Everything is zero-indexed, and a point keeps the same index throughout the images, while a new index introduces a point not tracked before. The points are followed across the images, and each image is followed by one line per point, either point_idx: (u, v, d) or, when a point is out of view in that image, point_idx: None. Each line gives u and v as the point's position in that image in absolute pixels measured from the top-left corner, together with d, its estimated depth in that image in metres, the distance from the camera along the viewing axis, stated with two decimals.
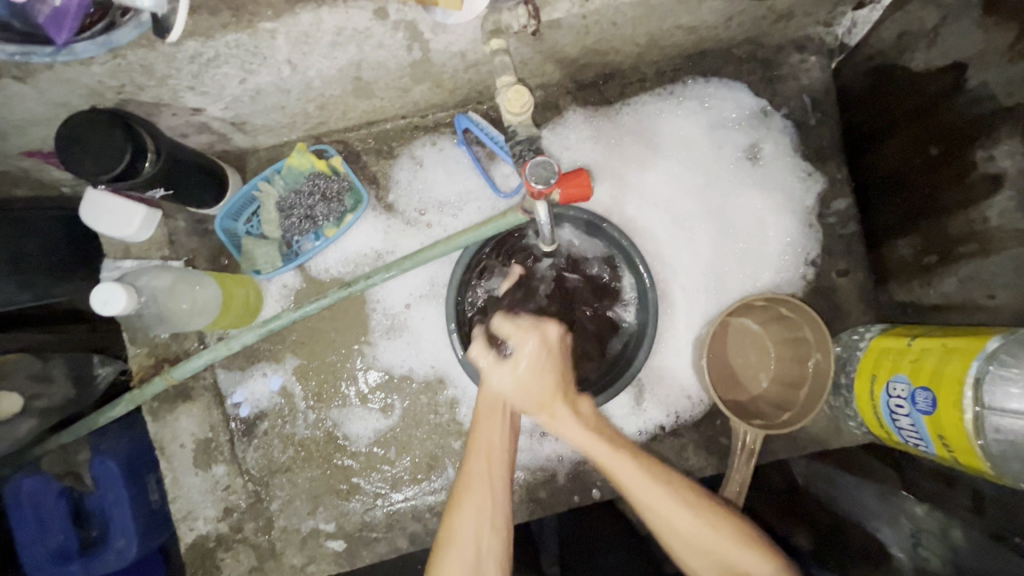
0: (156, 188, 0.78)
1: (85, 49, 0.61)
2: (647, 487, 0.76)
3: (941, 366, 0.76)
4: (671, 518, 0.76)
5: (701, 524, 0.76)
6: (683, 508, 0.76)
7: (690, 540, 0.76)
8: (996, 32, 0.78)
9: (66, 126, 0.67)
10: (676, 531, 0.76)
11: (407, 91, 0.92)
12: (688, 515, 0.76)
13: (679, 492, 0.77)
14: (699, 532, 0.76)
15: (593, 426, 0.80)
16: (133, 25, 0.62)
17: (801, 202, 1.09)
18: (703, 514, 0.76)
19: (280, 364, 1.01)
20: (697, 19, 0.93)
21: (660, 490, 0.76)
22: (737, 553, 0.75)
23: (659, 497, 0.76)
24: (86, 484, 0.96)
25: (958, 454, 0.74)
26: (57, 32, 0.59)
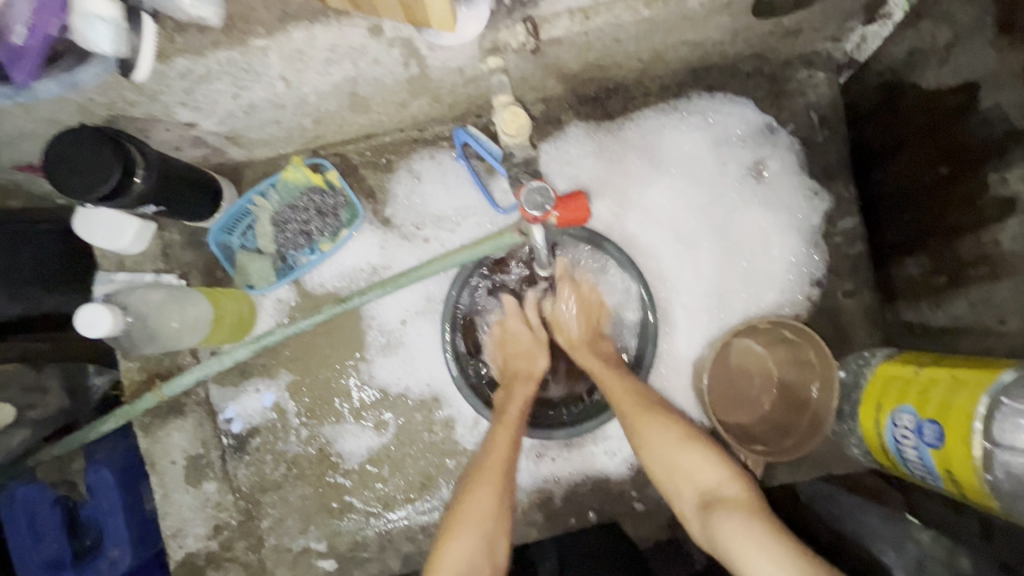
0: (147, 204, 0.77)
1: (49, 87, 0.64)
2: (626, 395, 0.87)
3: (948, 398, 0.74)
4: (639, 421, 0.84)
5: (665, 427, 0.83)
6: (652, 413, 0.84)
7: (660, 454, 0.81)
8: (1009, 53, 0.75)
9: (53, 145, 0.66)
10: (645, 443, 0.83)
11: (405, 106, 0.91)
12: (656, 417, 0.84)
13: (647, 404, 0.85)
14: (659, 442, 0.82)
15: (603, 357, 0.94)
16: (99, 63, 0.63)
17: (807, 221, 1.07)
18: (659, 416, 0.84)
19: (273, 380, 1.00)
20: (702, 34, 0.91)
21: (633, 394, 0.87)
22: (687, 459, 0.80)
23: (635, 406, 0.86)
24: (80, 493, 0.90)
25: (966, 489, 0.71)
26: (17, 71, 0.58)
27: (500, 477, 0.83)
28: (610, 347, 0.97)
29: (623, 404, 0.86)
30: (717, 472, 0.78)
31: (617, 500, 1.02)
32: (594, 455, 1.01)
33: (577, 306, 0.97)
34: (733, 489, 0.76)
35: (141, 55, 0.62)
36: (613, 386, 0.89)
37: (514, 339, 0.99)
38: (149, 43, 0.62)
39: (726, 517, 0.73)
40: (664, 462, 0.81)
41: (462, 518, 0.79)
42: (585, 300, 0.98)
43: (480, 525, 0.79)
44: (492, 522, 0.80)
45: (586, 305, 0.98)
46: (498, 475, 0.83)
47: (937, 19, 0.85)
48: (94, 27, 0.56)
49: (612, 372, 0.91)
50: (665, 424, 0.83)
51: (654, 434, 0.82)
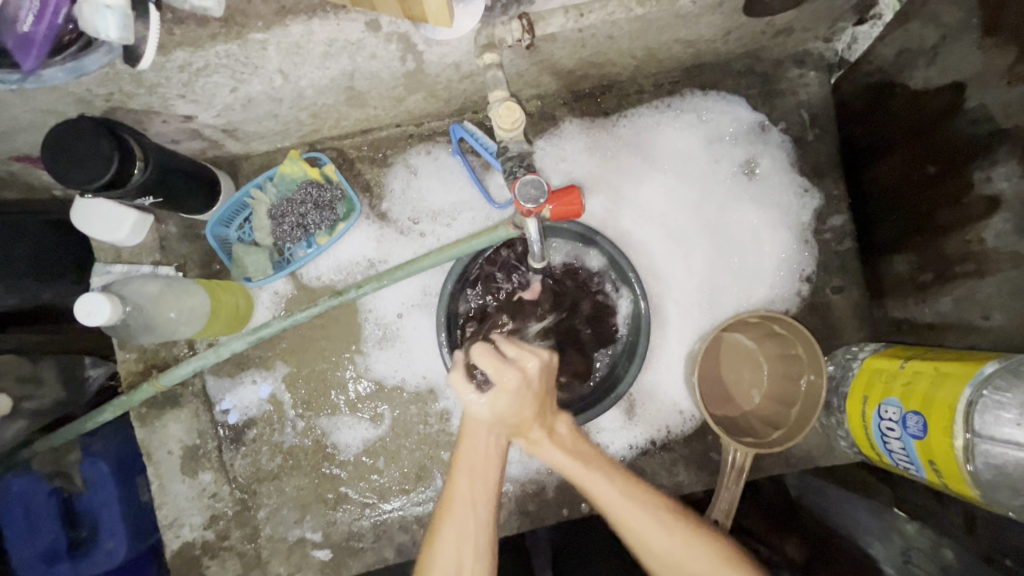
0: (145, 195, 0.77)
1: (54, 75, 0.63)
2: (621, 501, 0.76)
3: (933, 391, 0.75)
4: (637, 532, 0.75)
5: (683, 546, 0.75)
6: (654, 517, 0.76)
7: (677, 567, 0.75)
8: (994, 54, 0.77)
9: (51, 135, 0.66)
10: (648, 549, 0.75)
11: (401, 101, 0.92)
12: (661, 522, 0.75)
13: (648, 509, 0.76)
14: (679, 551, 0.75)
15: (573, 450, 0.79)
16: (104, 51, 0.63)
17: (798, 218, 1.09)
18: (675, 528, 0.76)
19: (270, 372, 1.01)
20: (695, 33, 0.92)
21: (636, 503, 0.76)
22: (715, 571, 0.75)
23: (637, 515, 0.76)
24: (77, 484, 0.95)
25: (948, 479, 0.73)
26: (25, 57, 0.58)
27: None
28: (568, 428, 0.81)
29: (622, 518, 0.76)
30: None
31: None
32: None
33: (516, 391, 0.74)
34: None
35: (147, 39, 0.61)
36: (609, 499, 0.76)
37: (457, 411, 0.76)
38: (155, 31, 0.62)
39: None
40: (686, 574, 0.75)
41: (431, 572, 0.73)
42: (529, 387, 0.75)
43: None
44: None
45: (523, 390, 0.74)
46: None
47: (924, 20, 0.87)
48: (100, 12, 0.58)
49: (601, 476, 0.77)
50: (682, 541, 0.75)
51: (665, 547, 0.75)
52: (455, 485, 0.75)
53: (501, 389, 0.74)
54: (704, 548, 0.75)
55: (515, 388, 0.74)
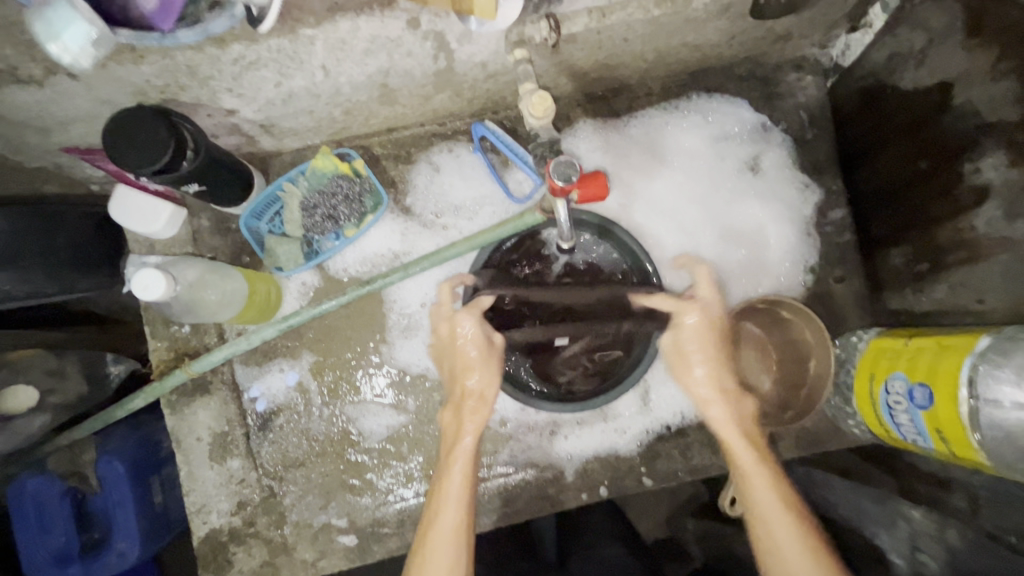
0: (188, 183, 0.81)
1: (188, 37, 0.64)
2: (768, 490, 0.86)
3: (936, 363, 0.80)
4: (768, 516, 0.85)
5: (801, 549, 0.82)
6: (788, 512, 0.85)
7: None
8: (978, 54, 0.85)
9: (112, 120, 0.70)
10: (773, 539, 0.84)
11: (428, 100, 0.97)
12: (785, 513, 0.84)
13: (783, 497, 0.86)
14: (783, 536, 0.84)
15: (748, 435, 0.92)
16: (227, 15, 0.65)
17: (800, 212, 1.14)
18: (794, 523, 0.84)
19: (296, 361, 1.03)
20: (702, 37, 0.99)
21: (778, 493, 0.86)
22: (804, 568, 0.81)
23: (780, 518, 0.84)
24: (92, 484, 1.01)
25: (954, 447, 0.77)
26: (163, 22, 0.62)
27: (459, 529, 0.82)
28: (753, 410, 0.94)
29: (759, 509, 0.86)
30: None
31: (628, 475, 1.06)
32: (604, 432, 1.06)
33: (700, 326, 0.97)
34: None
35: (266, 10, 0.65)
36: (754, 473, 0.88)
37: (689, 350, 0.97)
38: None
39: None
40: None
41: None
42: (715, 329, 0.98)
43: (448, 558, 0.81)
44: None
45: (711, 329, 0.97)
46: (450, 535, 0.81)
47: (913, 25, 0.95)
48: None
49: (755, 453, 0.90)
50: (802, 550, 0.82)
51: (785, 548, 0.83)
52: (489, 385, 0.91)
53: (696, 339, 0.96)
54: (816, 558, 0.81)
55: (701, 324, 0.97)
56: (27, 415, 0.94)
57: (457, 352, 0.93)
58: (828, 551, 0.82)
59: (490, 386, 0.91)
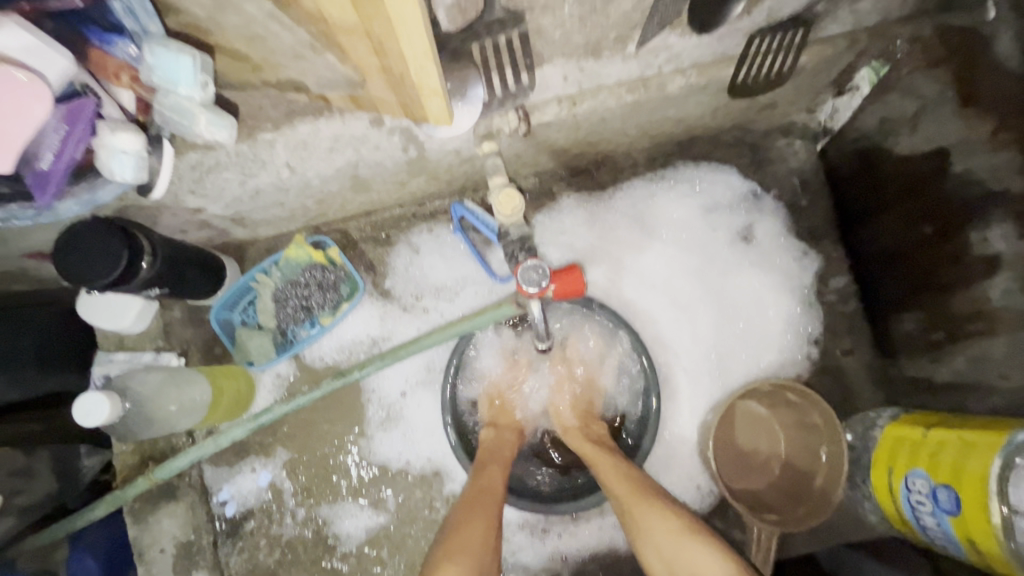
0: (151, 287, 0.78)
1: (69, 207, 0.62)
2: (623, 483, 0.82)
3: (960, 461, 0.72)
4: (636, 510, 0.78)
5: (652, 511, 0.77)
6: (631, 485, 0.81)
7: (654, 542, 0.75)
8: (974, 123, 0.81)
9: (63, 234, 0.68)
10: (645, 534, 0.76)
11: (403, 184, 0.95)
12: (650, 502, 0.78)
13: (645, 490, 0.80)
14: (653, 524, 0.76)
15: (595, 441, 0.91)
16: (115, 184, 0.62)
17: (799, 280, 1.08)
18: (660, 507, 0.78)
19: (269, 459, 0.97)
20: (684, 111, 0.95)
21: (633, 484, 0.81)
22: (691, 554, 0.72)
23: (626, 493, 0.81)
24: None
25: (990, 558, 0.69)
26: (41, 193, 0.57)
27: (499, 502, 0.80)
28: (603, 430, 0.95)
29: (624, 504, 0.80)
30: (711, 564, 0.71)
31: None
32: (601, 529, 0.97)
33: (564, 383, 1.00)
34: None
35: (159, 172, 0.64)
36: (607, 470, 0.85)
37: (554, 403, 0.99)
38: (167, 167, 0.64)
39: None
40: (665, 552, 0.74)
41: None
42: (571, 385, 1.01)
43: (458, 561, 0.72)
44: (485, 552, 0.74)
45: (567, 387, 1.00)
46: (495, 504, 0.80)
47: (903, 93, 0.91)
48: (115, 154, 0.58)
49: (605, 452, 0.88)
50: (675, 529, 0.75)
51: (661, 539, 0.75)
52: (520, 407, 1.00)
53: (558, 395, 0.99)
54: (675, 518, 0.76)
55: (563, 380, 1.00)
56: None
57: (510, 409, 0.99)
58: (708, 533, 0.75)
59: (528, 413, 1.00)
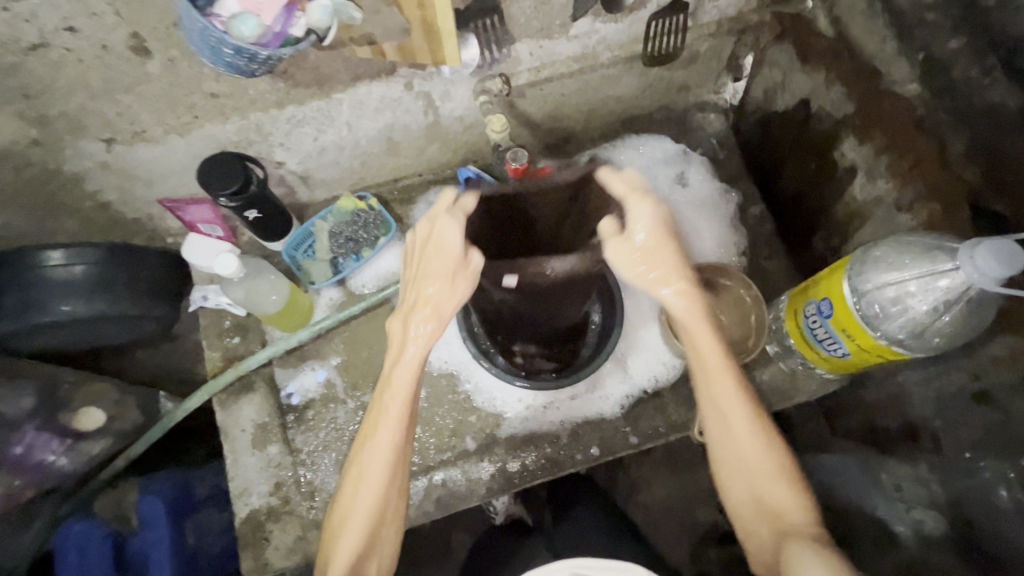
0: (251, 208, 1.10)
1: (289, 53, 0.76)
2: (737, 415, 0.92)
3: (829, 280, 1.01)
4: (744, 444, 0.92)
5: (763, 457, 0.92)
6: (749, 417, 0.92)
7: (747, 479, 0.93)
8: (814, 72, 1.19)
9: (204, 163, 1.01)
10: (744, 464, 0.93)
11: (423, 151, 1.31)
12: (756, 441, 0.92)
13: (758, 426, 0.92)
14: (749, 456, 0.92)
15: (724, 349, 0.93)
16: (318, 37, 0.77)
17: (725, 211, 1.42)
18: (764, 445, 0.92)
19: (325, 360, 1.24)
20: (620, 90, 1.34)
21: (749, 419, 0.92)
22: (772, 489, 0.91)
23: (741, 426, 0.92)
24: (136, 525, 1.41)
25: (859, 340, 0.96)
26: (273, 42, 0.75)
27: (397, 442, 0.88)
28: (689, 276, 0.87)
29: (726, 436, 0.94)
30: (796, 507, 0.89)
31: (615, 435, 1.20)
32: (591, 399, 1.21)
33: (649, 215, 0.84)
34: (804, 520, 0.88)
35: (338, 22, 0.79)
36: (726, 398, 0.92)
37: (632, 249, 0.84)
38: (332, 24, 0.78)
39: (800, 549, 0.82)
40: (749, 483, 0.93)
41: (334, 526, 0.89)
42: (667, 221, 0.86)
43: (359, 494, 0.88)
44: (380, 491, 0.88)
45: (663, 223, 0.85)
46: (392, 440, 0.87)
47: (770, 65, 1.31)
48: (319, 8, 0.76)
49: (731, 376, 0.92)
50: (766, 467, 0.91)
51: (753, 473, 0.92)
52: (444, 255, 0.83)
53: (648, 226, 0.84)
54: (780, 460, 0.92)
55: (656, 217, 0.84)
56: (90, 437, 1.27)
57: (439, 274, 0.83)
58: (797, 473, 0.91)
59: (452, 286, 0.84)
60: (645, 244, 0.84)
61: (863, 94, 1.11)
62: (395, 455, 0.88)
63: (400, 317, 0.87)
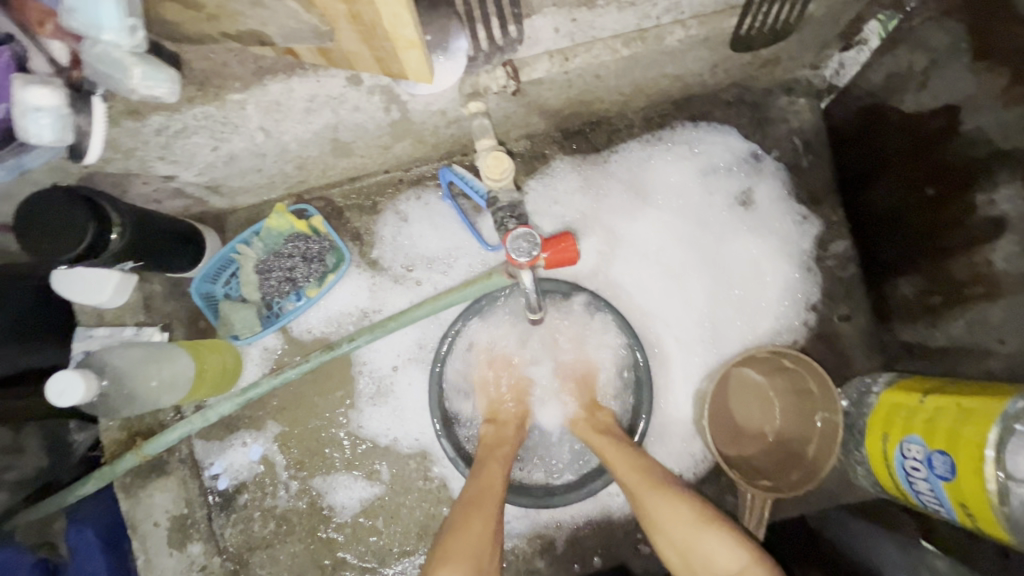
0: (124, 260, 0.75)
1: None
2: (630, 472, 0.80)
3: (956, 428, 0.71)
4: (645, 498, 0.77)
5: (669, 506, 0.75)
6: (647, 485, 0.78)
7: (669, 535, 0.74)
8: (985, 78, 0.77)
9: (25, 205, 0.64)
10: (655, 524, 0.75)
11: (388, 149, 0.90)
12: (653, 487, 0.77)
13: (650, 476, 0.78)
14: (659, 512, 0.75)
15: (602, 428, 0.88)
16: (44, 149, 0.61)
17: (798, 246, 1.06)
18: (667, 493, 0.76)
19: (260, 432, 0.97)
20: (683, 68, 0.90)
21: (638, 470, 0.80)
22: (698, 539, 0.72)
23: (634, 481, 0.79)
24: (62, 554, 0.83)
25: (984, 525, 0.68)
26: None
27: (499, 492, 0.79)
28: (610, 418, 0.91)
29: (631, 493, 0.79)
30: (727, 553, 0.70)
31: (622, 542, 0.97)
32: (596, 498, 0.97)
33: (567, 377, 0.96)
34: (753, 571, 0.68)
35: (90, 131, 0.60)
36: (614, 461, 0.82)
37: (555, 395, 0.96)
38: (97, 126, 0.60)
39: None
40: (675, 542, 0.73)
41: (450, 555, 0.71)
42: (576, 370, 0.96)
43: (474, 532, 0.74)
44: (486, 545, 0.73)
45: (576, 379, 0.96)
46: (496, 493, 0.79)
47: (915, 47, 0.87)
48: (30, 113, 0.55)
49: (610, 441, 0.85)
50: (681, 520, 0.73)
51: (676, 535, 0.73)
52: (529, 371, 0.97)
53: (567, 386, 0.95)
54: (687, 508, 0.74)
55: (569, 369, 0.96)
56: None
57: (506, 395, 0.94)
58: (718, 514, 0.73)
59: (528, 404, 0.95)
60: (555, 390, 0.96)
61: None
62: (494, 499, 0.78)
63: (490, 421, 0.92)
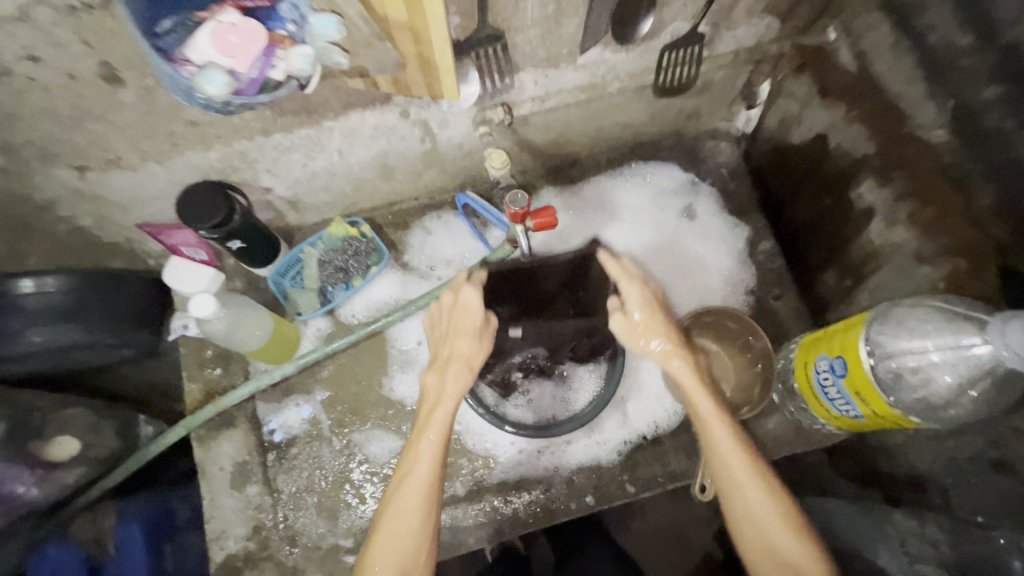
0: (235, 239, 1.05)
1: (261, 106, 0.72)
2: (740, 461, 0.88)
3: (846, 339, 0.94)
4: (749, 490, 0.87)
5: (767, 502, 0.86)
6: (755, 478, 0.87)
7: (758, 524, 0.86)
8: (832, 109, 1.13)
9: (184, 192, 0.95)
10: (748, 509, 0.87)
11: (420, 176, 1.24)
12: (762, 483, 0.87)
13: (762, 473, 0.88)
14: (755, 501, 0.87)
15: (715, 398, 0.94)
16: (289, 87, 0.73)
17: (734, 246, 1.36)
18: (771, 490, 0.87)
19: (310, 396, 1.18)
20: (629, 117, 1.27)
21: (751, 465, 0.88)
22: (777, 533, 0.85)
23: (744, 472, 0.88)
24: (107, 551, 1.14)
25: (876, 409, 0.90)
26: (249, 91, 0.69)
27: (429, 486, 0.87)
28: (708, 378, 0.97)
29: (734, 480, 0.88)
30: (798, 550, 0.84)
31: (611, 482, 1.14)
32: (587, 445, 1.16)
33: (644, 300, 0.99)
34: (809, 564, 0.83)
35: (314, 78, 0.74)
36: (727, 447, 0.89)
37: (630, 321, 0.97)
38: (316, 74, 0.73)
39: None
40: (755, 528, 0.87)
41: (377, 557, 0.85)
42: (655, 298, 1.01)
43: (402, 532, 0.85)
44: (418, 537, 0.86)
45: (651, 300, 1.00)
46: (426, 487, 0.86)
47: (789, 97, 1.24)
48: (298, 55, 0.70)
49: (727, 426, 0.90)
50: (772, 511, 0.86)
51: (755, 519, 0.87)
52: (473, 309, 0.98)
53: (641, 305, 0.98)
54: (782, 507, 0.86)
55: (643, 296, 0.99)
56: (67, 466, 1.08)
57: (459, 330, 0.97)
58: (800, 518, 0.86)
59: (478, 352, 0.97)
60: (635, 317, 0.98)
61: (888, 136, 1.03)
62: (427, 492, 0.87)
63: (435, 370, 0.95)
